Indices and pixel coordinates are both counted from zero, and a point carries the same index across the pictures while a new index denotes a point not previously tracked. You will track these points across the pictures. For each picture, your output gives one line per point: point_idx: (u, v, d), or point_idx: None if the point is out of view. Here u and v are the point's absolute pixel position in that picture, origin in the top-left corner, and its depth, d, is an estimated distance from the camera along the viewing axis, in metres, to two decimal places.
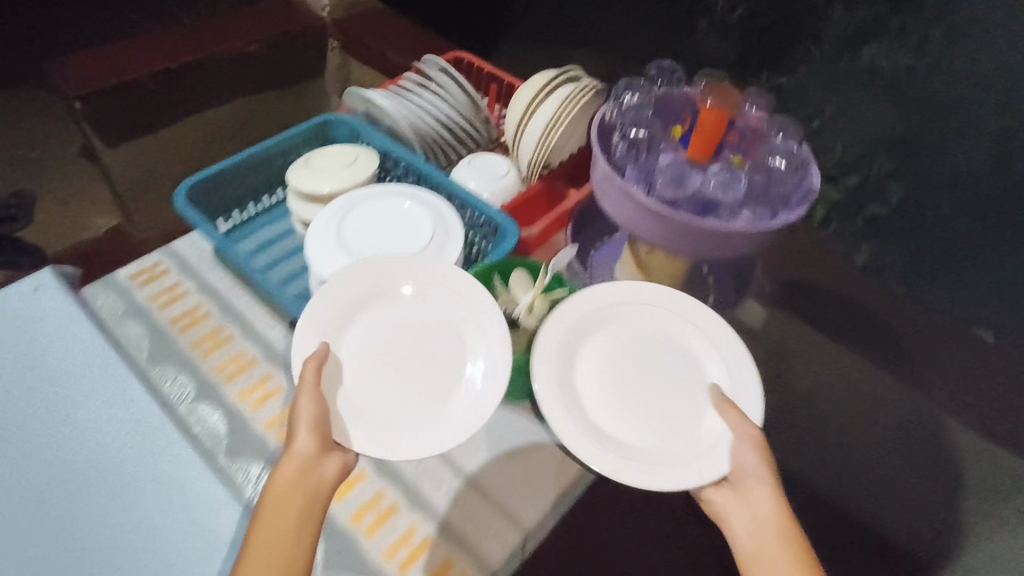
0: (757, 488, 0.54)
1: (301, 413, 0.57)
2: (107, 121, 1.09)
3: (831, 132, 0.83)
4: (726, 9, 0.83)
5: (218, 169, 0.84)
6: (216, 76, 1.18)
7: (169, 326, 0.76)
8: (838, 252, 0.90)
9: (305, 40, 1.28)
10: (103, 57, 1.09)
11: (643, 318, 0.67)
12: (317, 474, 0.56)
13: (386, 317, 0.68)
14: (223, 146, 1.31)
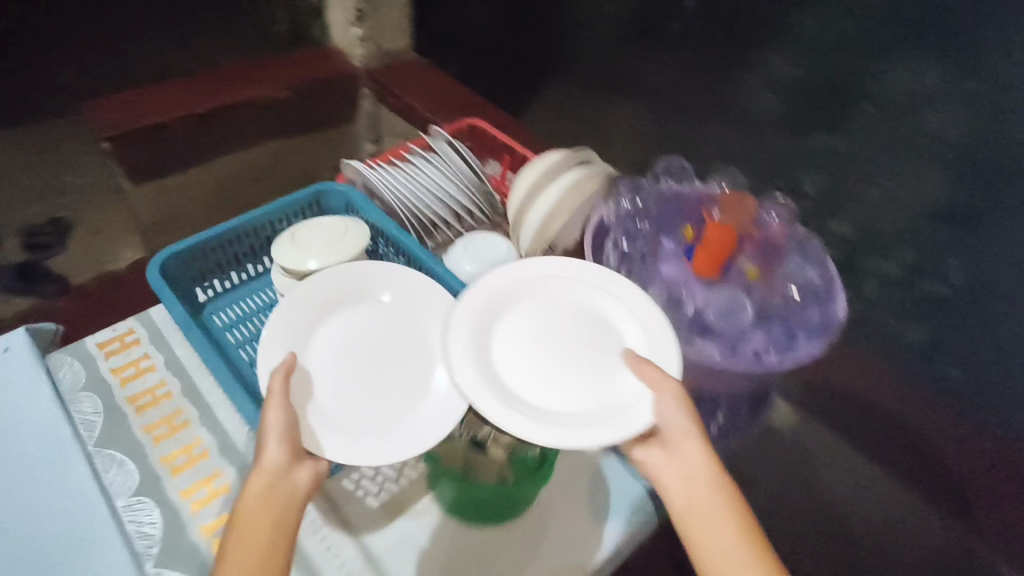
0: (688, 443, 0.52)
1: (272, 423, 0.55)
2: (137, 162, 1.12)
3: (876, 207, 0.72)
4: (780, 65, 0.75)
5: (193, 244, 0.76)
6: (245, 121, 1.20)
7: (125, 406, 0.69)
8: (883, 332, 0.74)
9: (337, 87, 1.27)
10: (139, 101, 1.12)
11: (564, 295, 0.67)
12: (291, 484, 0.53)
13: (347, 330, 0.70)
14: (249, 188, 1.31)
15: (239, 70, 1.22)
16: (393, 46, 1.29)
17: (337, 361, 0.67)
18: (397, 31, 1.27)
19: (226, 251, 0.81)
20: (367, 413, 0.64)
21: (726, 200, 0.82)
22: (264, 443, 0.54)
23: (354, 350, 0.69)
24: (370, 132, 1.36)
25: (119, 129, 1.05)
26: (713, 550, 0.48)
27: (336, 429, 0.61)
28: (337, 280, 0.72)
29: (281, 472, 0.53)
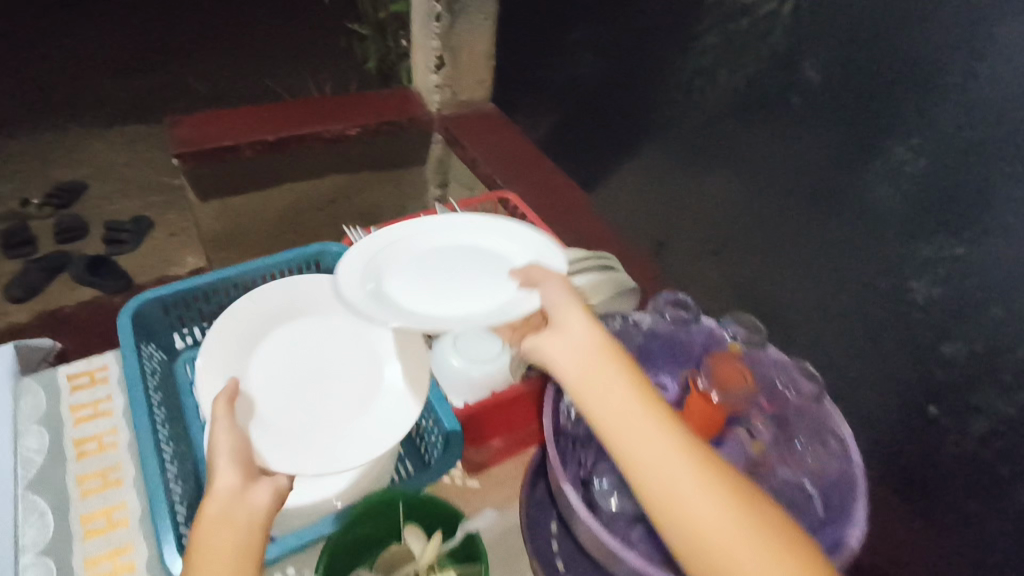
0: (570, 310, 0.55)
1: (220, 447, 0.55)
2: (203, 177, 1.14)
3: (995, 334, 0.57)
4: (908, 155, 0.62)
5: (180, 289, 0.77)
6: (313, 152, 1.20)
7: (69, 448, 0.69)
8: (986, 484, 0.60)
9: (410, 130, 1.27)
10: (218, 121, 1.16)
11: (446, 238, 0.75)
12: (248, 504, 0.52)
13: (289, 342, 0.74)
14: (312, 216, 1.32)
15: (318, 102, 1.24)
16: (471, 96, 1.29)
17: (278, 381, 0.70)
18: (476, 81, 1.27)
19: (210, 299, 0.80)
20: (299, 420, 0.67)
21: (720, 366, 0.69)
22: (214, 470, 0.54)
23: (297, 367, 0.72)
24: (436, 176, 1.35)
25: (193, 148, 1.09)
26: (602, 403, 0.50)
27: (275, 442, 0.63)
28: (280, 297, 0.76)
29: (236, 493, 0.52)
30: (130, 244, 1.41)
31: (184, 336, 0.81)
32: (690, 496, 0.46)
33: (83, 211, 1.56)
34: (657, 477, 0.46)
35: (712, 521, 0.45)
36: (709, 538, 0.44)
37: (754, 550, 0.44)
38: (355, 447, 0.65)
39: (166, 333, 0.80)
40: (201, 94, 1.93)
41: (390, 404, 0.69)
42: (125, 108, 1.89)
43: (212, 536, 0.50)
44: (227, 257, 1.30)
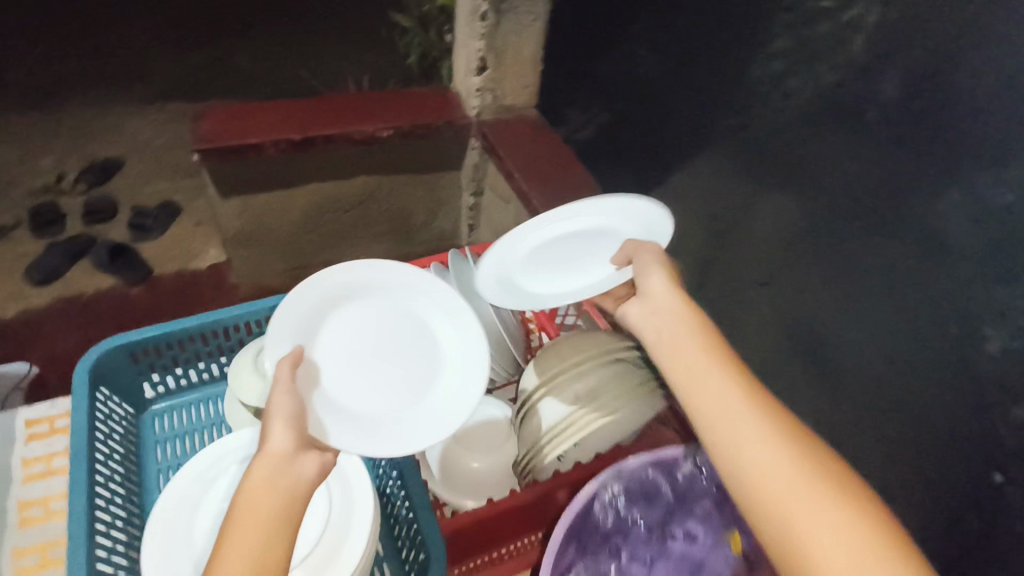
0: (658, 289, 0.67)
1: (279, 407, 0.59)
2: (225, 175, 1.08)
3: None
4: (991, 184, 0.57)
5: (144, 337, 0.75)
6: (339, 153, 1.13)
7: (13, 516, 0.75)
8: None
9: (444, 134, 1.17)
10: (241, 115, 1.08)
11: (555, 226, 0.74)
12: (295, 472, 0.54)
13: (349, 321, 0.73)
14: (337, 219, 1.25)
15: (348, 98, 1.16)
16: (515, 102, 1.20)
17: (346, 356, 0.72)
18: (521, 86, 1.18)
19: (181, 347, 0.79)
20: (382, 391, 0.71)
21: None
22: (270, 432, 0.56)
23: (368, 344, 0.73)
24: (471, 184, 1.26)
25: (211, 143, 1.02)
26: (676, 356, 0.60)
27: (341, 419, 0.67)
28: (334, 280, 0.71)
29: (288, 456, 0.55)
30: (156, 232, 1.38)
31: (153, 385, 0.81)
32: (730, 415, 0.53)
33: (116, 190, 1.53)
34: (709, 401, 0.55)
35: (748, 434, 0.52)
36: (741, 446, 0.51)
37: (779, 463, 0.50)
38: (437, 421, 0.70)
39: (131, 385, 0.78)
40: (247, 76, 1.90)
41: (454, 392, 0.72)
42: (171, 86, 1.87)
43: (262, 488, 0.51)
44: (247, 255, 1.25)
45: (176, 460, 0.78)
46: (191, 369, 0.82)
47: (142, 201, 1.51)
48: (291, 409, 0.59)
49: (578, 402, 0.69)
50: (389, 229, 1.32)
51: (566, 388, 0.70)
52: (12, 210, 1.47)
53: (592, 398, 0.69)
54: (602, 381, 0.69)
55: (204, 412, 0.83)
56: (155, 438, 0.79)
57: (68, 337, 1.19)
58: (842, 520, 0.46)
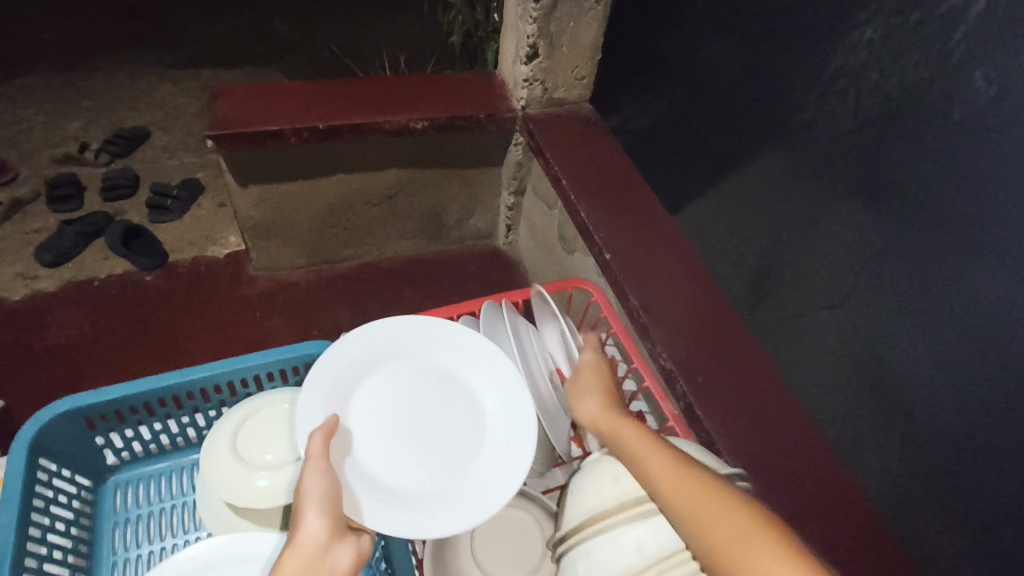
0: (591, 395, 0.66)
1: (310, 491, 0.52)
2: (244, 162, 0.98)
3: None
4: None
5: (109, 402, 0.71)
6: (367, 143, 1.02)
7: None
8: None
9: (486, 128, 1.05)
10: (263, 98, 0.98)
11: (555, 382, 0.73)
12: (330, 565, 0.48)
13: (385, 388, 0.66)
14: (363, 212, 1.15)
15: (380, 83, 1.04)
16: (566, 95, 1.08)
17: (384, 427, 0.64)
18: (574, 78, 1.05)
19: (148, 411, 0.75)
20: (427, 461, 0.63)
21: None
22: (302, 518, 0.50)
23: (406, 409, 0.65)
24: (511, 183, 1.15)
25: (226, 128, 0.91)
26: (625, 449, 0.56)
27: (382, 497, 0.59)
28: (361, 348, 0.66)
29: (320, 549, 0.48)
30: (174, 213, 1.31)
31: (116, 452, 0.77)
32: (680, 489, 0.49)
33: (138, 163, 1.45)
34: (653, 479, 0.51)
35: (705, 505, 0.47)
36: (695, 512, 0.47)
37: (742, 527, 0.45)
38: (489, 492, 0.61)
39: (93, 457, 0.75)
40: (284, 42, 1.81)
41: (502, 459, 0.63)
42: (204, 51, 1.77)
43: None
44: (266, 248, 1.15)
45: (135, 546, 0.74)
46: (159, 439, 0.79)
47: (165, 177, 1.42)
48: (322, 493, 0.52)
49: (638, 559, 0.51)
50: (419, 225, 1.21)
51: (618, 535, 0.53)
52: (31, 179, 1.40)
53: (656, 559, 0.51)
54: (667, 532, 0.52)
55: (171, 484, 0.80)
56: (116, 516, 0.76)
57: (74, 324, 1.12)
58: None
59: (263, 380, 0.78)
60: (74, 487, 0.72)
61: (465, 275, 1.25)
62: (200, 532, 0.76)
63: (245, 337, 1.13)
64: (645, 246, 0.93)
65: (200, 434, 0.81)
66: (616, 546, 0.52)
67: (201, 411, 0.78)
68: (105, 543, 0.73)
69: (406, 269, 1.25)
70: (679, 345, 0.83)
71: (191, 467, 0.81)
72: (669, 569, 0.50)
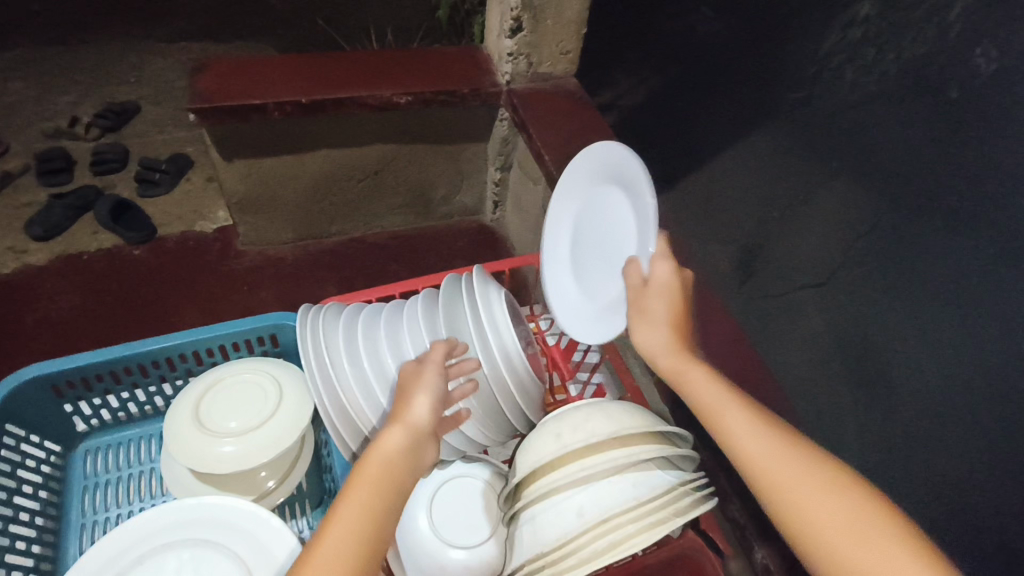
0: (659, 301, 0.60)
1: (422, 380, 0.55)
2: (227, 135, 0.97)
3: None
4: None
5: (73, 368, 0.72)
6: (351, 118, 1.01)
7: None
8: None
9: (470, 102, 1.04)
10: (246, 71, 0.98)
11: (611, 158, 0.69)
12: (418, 458, 0.52)
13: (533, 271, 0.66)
14: (350, 187, 1.15)
15: (363, 57, 1.03)
16: (553, 69, 1.06)
17: None
18: (560, 52, 1.04)
19: (114, 379, 0.76)
20: None
21: None
22: (410, 399, 0.54)
23: None
24: (497, 158, 1.14)
25: (208, 101, 0.91)
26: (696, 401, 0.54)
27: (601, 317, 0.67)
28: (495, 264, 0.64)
29: (419, 436, 0.52)
30: (164, 187, 1.32)
31: (86, 419, 0.79)
32: (768, 457, 0.48)
33: (129, 137, 1.45)
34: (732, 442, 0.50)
35: (800, 489, 0.46)
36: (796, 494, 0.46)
37: (843, 516, 0.44)
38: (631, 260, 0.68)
39: (62, 424, 0.76)
40: (278, 17, 1.78)
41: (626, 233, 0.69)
42: (195, 24, 1.76)
43: (388, 467, 0.50)
44: (254, 222, 1.16)
45: (102, 512, 0.76)
46: (126, 408, 0.80)
47: (154, 151, 1.42)
48: (438, 389, 0.55)
49: (578, 522, 0.53)
50: (407, 201, 1.22)
51: (561, 503, 0.54)
52: (22, 153, 1.40)
53: (595, 523, 0.52)
54: (609, 500, 0.53)
55: (139, 451, 0.81)
56: (86, 482, 0.78)
57: (63, 297, 1.14)
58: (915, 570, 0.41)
59: (229, 349, 0.79)
60: (43, 452, 0.74)
61: (452, 251, 1.26)
62: (165, 497, 0.78)
63: (233, 311, 1.14)
64: None
65: (165, 403, 0.82)
66: (559, 508, 0.54)
67: (168, 380, 0.80)
68: (74, 509, 0.75)
69: (393, 245, 1.26)
70: None
71: (160, 434, 0.83)
72: (607, 532, 0.51)
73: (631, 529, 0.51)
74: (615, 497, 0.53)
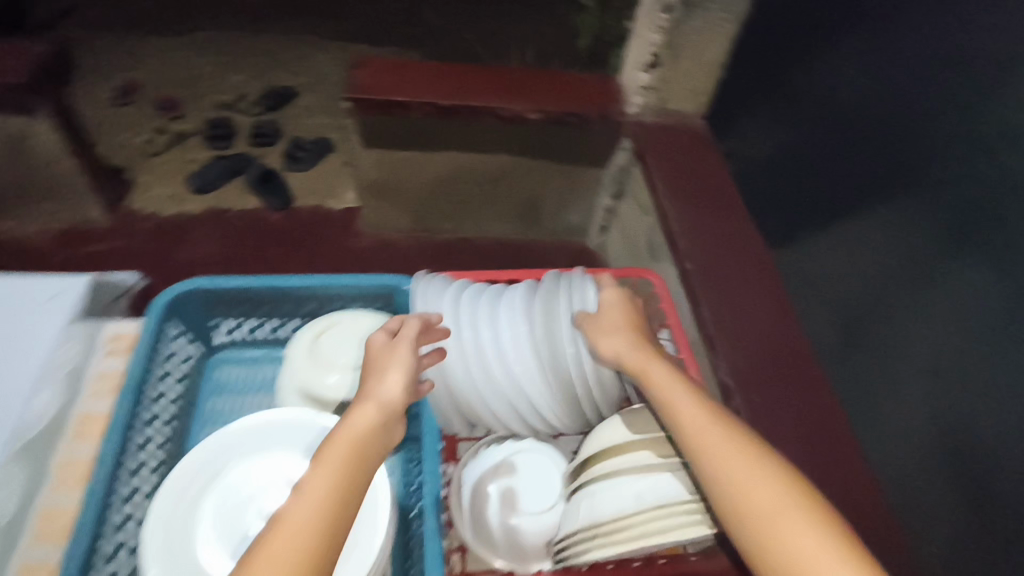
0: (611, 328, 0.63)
1: (397, 358, 0.59)
2: (372, 125, 1.07)
3: None
4: None
5: (222, 288, 0.81)
6: (482, 126, 1.09)
7: (74, 420, 0.74)
8: None
9: (593, 127, 1.09)
10: (398, 71, 1.08)
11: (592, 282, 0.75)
12: (387, 432, 0.55)
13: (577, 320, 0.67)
14: (468, 189, 1.22)
15: (504, 72, 1.11)
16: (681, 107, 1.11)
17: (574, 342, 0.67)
18: (691, 91, 1.09)
19: (254, 304, 0.85)
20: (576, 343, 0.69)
21: None
22: (385, 374, 0.58)
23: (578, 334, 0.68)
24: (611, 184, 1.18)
25: (363, 93, 1.01)
26: (660, 399, 0.58)
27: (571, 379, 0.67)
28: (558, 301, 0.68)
29: (392, 406, 0.56)
30: (306, 164, 1.46)
31: (224, 332, 0.89)
32: (713, 437, 0.54)
33: (284, 116, 1.62)
34: (682, 420, 0.55)
35: (734, 465, 0.52)
36: (736, 476, 0.51)
37: (773, 499, 0.49)
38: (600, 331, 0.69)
39: (206, 333, 0.87)
40: (431, 30, 1.92)
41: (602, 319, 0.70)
42: (358, 26, 1.94)
43: (355, 436, 0.53)
44: (377, 207, 1.26)
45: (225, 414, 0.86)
46: (258, 330, 0.90)
47: (303, 132, 1.58)
48: (409, 363, 0.59)
49: (634, 505, 0.58)
50: (517, 211, 1.28)
51: (621, 485, 0.60)
52: (197, 117, 1.60)
53: (651, 506, 0.58)
54: (666, 490, 0.58)
55: (261, 370, 0.90)
56: (216, 387, 0.88)
57: (209, 244, 1.29)
58: (822, 544, 0.47)
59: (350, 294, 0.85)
60: (189, 352, 0.85)
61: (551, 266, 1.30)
62: None
63: None
64: (725, 262, 0.93)
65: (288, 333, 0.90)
66: (618, 486, 0.60)
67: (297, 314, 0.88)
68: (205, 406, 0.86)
69: (496, 250, 1.32)
70: (746, 361, 0.83)
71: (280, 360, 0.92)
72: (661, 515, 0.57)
73: (682, 519, 0.56)
74: (673, 489, 0.58)
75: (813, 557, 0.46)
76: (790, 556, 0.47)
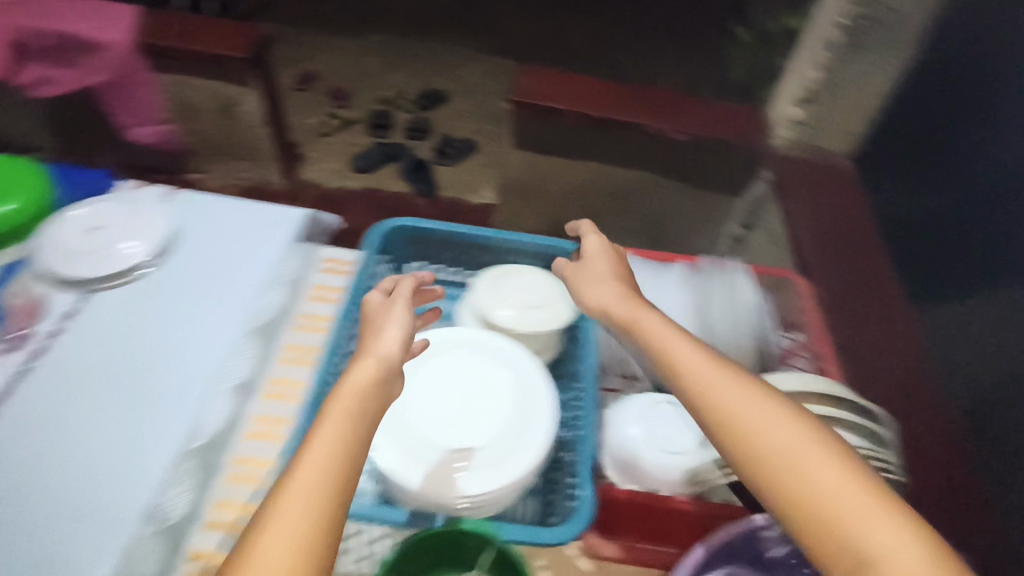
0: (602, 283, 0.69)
1: (396, 318, 0.58)
2: (528, 128, 1.17)
3: None
4: None
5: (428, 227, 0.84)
6: (629, 142, 1.16)
7: (296, 318, 0.71)
8: None
9: (736, 155, 1.13)
10: (559, 81, 1.17)
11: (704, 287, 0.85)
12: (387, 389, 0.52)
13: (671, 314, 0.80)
14: (602, 199, 1.30)
15: (657, 94, 1.18)
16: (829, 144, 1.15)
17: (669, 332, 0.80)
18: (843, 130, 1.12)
19: (448, 248, 0.87)
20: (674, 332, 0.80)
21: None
22: (381, 332, 0.56)
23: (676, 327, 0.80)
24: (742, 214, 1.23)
25: (528, 97, 1.11)
26: (667, 357, 0.58)
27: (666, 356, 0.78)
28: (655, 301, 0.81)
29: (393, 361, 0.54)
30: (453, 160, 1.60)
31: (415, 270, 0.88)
32: (732, 393, 0.53)
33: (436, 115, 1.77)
34: (696, 377, 0.55)
35: (750, 417, 0.51)
36: (760, 428, 0.50)
37: (803, 448, 0.48)
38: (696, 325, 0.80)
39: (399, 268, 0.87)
40: None
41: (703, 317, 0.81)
42: None
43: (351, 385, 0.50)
44: (514, 205, 1.37)
45: None
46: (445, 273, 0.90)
47: (452, 131, 1.72)
48: (405, 322, 0.58)
49: None
50: (644, 227, 1.34)
51: None
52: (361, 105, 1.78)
53: None
54: None
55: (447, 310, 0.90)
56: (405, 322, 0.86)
57: (363, 220, 1.46)
58: (858, 493, 0.45)
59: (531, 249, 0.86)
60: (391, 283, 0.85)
61: None
62: None
63: None
64: (856, 296, 0.94)
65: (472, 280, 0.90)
66: None
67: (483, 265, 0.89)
68: None
69: None
70: (866, 390, 0.85)
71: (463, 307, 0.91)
72: None
73: None
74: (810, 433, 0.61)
75: (848, 504, 0.44)
76: (828, 506, 0.45)
